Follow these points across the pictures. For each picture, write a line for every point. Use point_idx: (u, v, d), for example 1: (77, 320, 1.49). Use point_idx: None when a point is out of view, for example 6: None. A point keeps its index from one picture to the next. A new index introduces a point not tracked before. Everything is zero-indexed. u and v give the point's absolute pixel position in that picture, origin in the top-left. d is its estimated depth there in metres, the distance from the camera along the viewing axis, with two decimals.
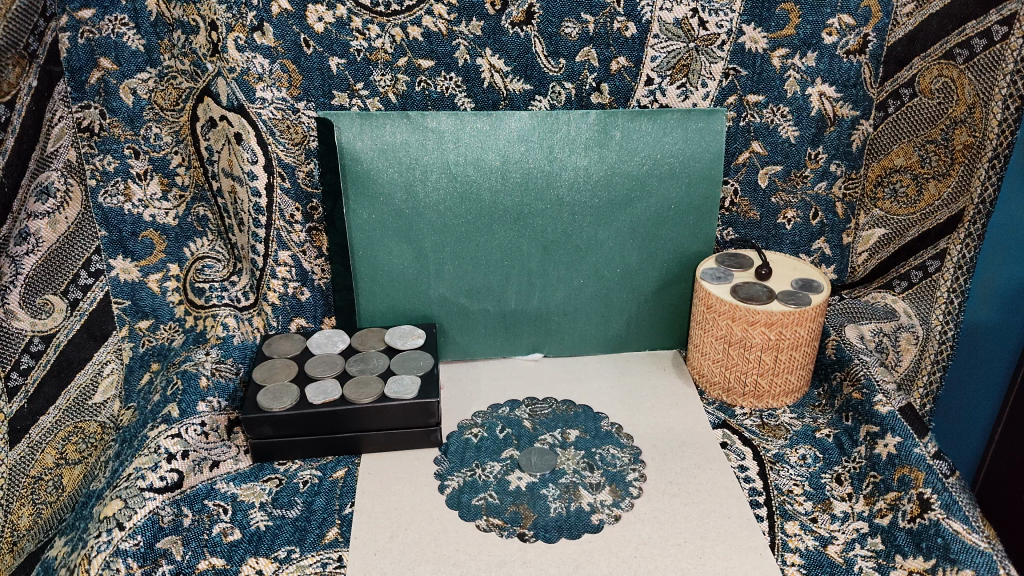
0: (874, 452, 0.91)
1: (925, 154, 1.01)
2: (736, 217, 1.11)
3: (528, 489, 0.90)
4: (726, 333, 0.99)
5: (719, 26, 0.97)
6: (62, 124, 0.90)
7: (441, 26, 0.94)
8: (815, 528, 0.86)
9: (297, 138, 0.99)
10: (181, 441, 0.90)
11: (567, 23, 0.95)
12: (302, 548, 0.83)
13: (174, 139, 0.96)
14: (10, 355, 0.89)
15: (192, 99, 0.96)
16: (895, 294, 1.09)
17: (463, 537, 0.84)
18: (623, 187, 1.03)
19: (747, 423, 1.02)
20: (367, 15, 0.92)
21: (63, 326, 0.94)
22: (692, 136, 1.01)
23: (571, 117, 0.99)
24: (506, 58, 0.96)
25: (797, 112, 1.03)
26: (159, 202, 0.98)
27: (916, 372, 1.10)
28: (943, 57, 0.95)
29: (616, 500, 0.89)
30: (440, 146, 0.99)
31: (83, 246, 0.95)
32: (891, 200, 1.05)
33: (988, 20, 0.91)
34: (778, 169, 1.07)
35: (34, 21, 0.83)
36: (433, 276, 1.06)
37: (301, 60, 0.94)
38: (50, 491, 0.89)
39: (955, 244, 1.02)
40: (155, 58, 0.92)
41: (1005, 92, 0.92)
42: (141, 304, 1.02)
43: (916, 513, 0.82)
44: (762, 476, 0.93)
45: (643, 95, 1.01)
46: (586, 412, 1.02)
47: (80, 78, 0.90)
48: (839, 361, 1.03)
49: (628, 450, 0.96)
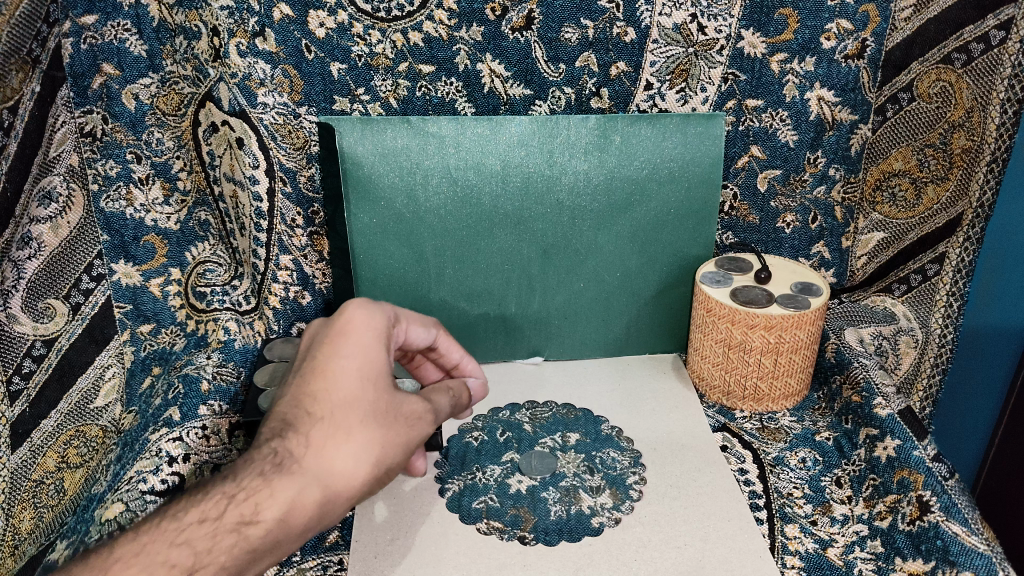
0: (874, 456, 0.91)
1: (925, 158, 1.01)
2: (736, 221, 1.11)
3: (529, 493, 0.90)
4: (726, 337, 0.99)
5: (718, 31, 0.98)
6: (64, 129, 0.90)
7: (441, 32, 0.94)
8: (815, 530, 0.87)
9: (297, 143, 1.00)
10: (183, 445, 0.90)
11: (567, 28, 0.95)
12: (303, 551, 0.85)
13: (176, 143, 0.97)
14: (11, 360, 0.90)
15: (194, 104, 0.97)
16: (895, 298, 1.09)
17: (463, 540, 0.85)
18: (623, 191, 1.03)
19: (747, 426, 1.02)
20: (367, 21, 0.93)
21: (65, 330, 0.94)
22: (692, 141, 1.02)
23: (571, 121, 0.99)
24: (506, 64, 0.97)
25: (796, 116, 1.03)
26: (160, 206, 0.99)
27: (916, 375, 1.10)
28: (942, 61, 0.95)
29: (616, 503, 0.89)
30: (440, 150, 0.99)
31: (84, 250, 0.95)
32: (891, 204, 1.05)
33: (986, 25, 0.91)
34: (777, 173, 1.07)
35: (38, 27, 0.84)
36: (432, 280, 1.07)
37: (302, 65, 0.95)
38: (52, 495, 0.90)
39: (955, 247, 1.02)
40: (158, 64, 0.92)
41: (1003, 96, 0.92)
42: (143, 308, 1.02)
43: (915, 515, 0.82)
44: (761, 479, 0.94)
45: (643, 100, 1.02)
46: (586, 415, 1.02)
47: (82, 84, 0.90)
48: (838, 365, 1.03)
49: (628, 453, 0.96)
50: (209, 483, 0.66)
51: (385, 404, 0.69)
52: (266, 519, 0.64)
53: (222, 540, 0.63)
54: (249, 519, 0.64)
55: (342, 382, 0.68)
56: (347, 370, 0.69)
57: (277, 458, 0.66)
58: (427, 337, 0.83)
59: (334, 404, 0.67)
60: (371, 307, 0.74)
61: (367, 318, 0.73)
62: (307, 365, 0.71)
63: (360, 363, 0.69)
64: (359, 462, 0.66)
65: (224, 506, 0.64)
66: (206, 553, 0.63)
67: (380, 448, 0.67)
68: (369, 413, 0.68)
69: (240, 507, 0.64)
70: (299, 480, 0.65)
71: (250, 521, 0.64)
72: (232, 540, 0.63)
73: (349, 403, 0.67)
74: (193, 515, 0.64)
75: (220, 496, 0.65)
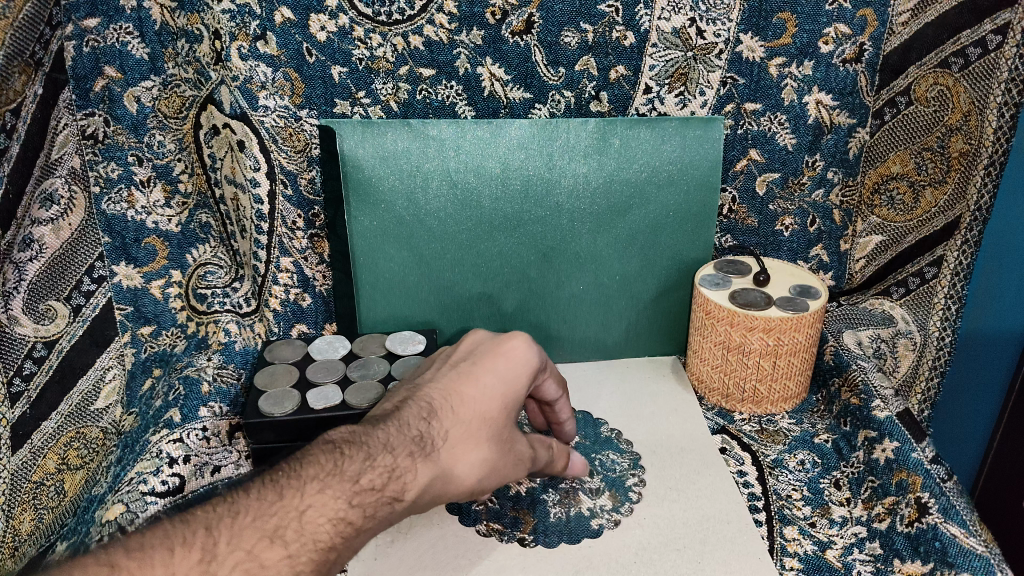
0: (872, 458, 0.92)
1: (922, 162, 1.01)
2: (735, 224, 1.12)
3: (529, 495, 0.91)
4: (726, 339, 1.00)
5: (717, 35, 0.98)
6: (67, 132, 0.90)
7: (441, 36, 0.95)
8: (814, 532, 0.87)
9: (298, 146, 1.00)
10: (183, 445, 0.91)
11: (567, 32, 0.96)
12: None
13: (177, 146, 0.98)
14: (12, 361, 0.88)
15: (195, 107, 0.97)
16: (894, 300, 1.10)
17: (463, 542, 0.85)
18: (622, 194, 1.04)
19: (746, 428, 1.02)
20: (368, 25, 0.93)
21: (67, 332, 0.94)
22: (691, 144, 1.02)
23: (570, 125, 1.00)
24: (506, 67, 0.98)
25: (795, 120, 1.03)
26: (161, 209, 1.00)
27: (914, 378, 1.11)
28: (939, 65, 0.96)
29: (616, 505, 0.89)
30: (441, 153, 0.99)
31: (86, 252, 0.96)
32: (889, 207, 1.06)
33: (983, 29, 0.92)
34: (776, 176, 1.07)
35: (41, 30, 0.84)
36: (433, 282, 1.07)
37: (303, 68, 0.95)
38: (52, 497, 0.90)
39: (952, 250, 1.03)
40: (161, 66, 0.93)
41: (1000, 100, 0.93)
42: (143, 309, 1.03)
43: (913, 517, 0.83)
44: (761, 480, 0.94)
45: (643, 103, 1.02)
46: (585, 417, 1.03)
47: (84, 86, 0.90)
48: (836, 367, 1.04)
49: (628, 455, 0.97)
50: (360, 442, 0.65)
51: (507, 433, 0.74)
52: (402, 502, 0.64)
53: (372, 512, 0.61)
54: (392, 498, 0.63)
55: (488, 398, 0.73)
56: (496, 387, 0.73)
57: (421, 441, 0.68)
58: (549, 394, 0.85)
59: (475, 412, 0.71)
60: (536, 346, 0.78)
61: (526, 353, 0.77)
62: (460, 366, 0.76)
63: (507, 385, 0.74)
64: (475, 471, 0.70)
65: (379, 480, 0.63)
66: (360, 521, 0.60)
67: (489, 468, 0.71)
68: (495, 433, 0.72)
69: (388, 484, 0.63)
70: (435, 472, 0.67)
71: (392, 502, 0.63)
72: (380, 513, 0.62)
73: (486, 418, 0.72)
74: (351, 477, 0.62)
75: (376, 468, 0.63)
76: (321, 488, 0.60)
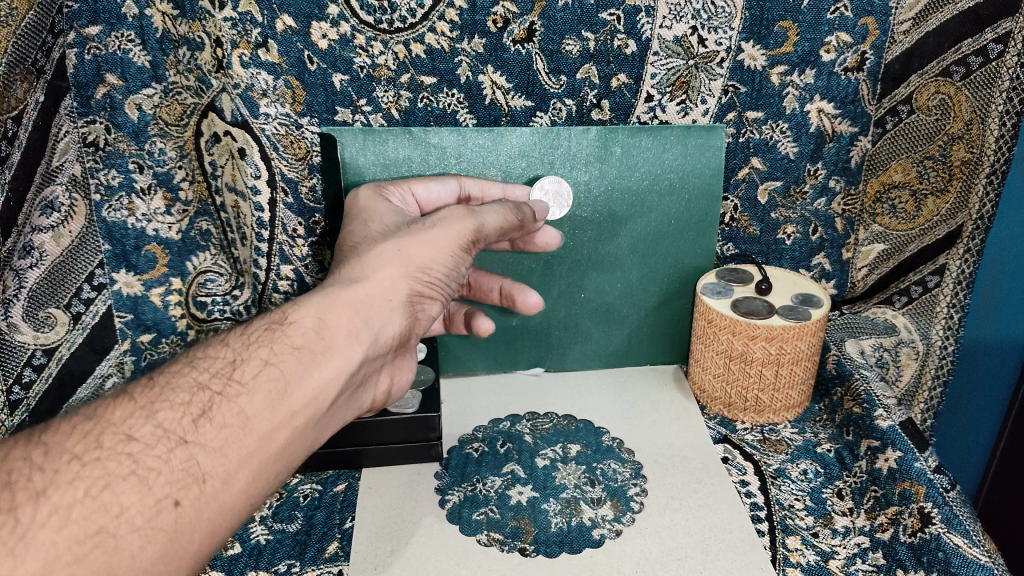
0: (875, 468, 0.91)
1: (925, 171, 1.01)
2: (736, 233, 1.11)
3: (529, 505, 0.90)
4: (727, 347, 0.99)
5: (718, 43, 0.97)
6: (67, 139, 0.91)
7: (443, 43, 0.94)
8: (816, 543, 0.86)
9: (299, 153, 1.00)
10: None
11: (567, 41, 0.95)
12: (303, 562, 0.84)
13: (178, 154, 0.96)
14: (12, 369, 0.96)
15: (196, 115, 0.96)
16: (896, 310, 1.10)
17: (464, 552, 0.84)
18: (624, 202, 1.04)
19: (748, 437, 1.02)
20: (370, 32, 0.93)
21: (65, 340, 0.98)
22: (692, 153, 1.02)
23: (571, 134, 1.00)
24: (507, 75, 0.97)
25: (796, 128, 1.02)
26: (162, 216, 0.99)
27: (917, 388, 1.12)
28: (940, 74, 0.96)
29: (617, 515, 0.89)
30: (442, 162, 0.99)
31: (86, 260, 0.97)
32: (891, 216, 1.06)
33: (984, 38, 0.92)
34: (777, 184, 1.06)
35: (43, 37, 0.85)
36: None
37: (304, 76, 0.95)
38: None
39: (955, 259, 1.04)
40: (161, 74, 0.92)
41: (1002, 109, 0.94)
42: (143, 317, 1.03)
43: (916, 527, 0.82)
44: (763, 491, 0.93)
45: (643, 111, 1.02)
46: (586, 427, 1.02)
47: (86, 94, 0.90)
48: (839, 376, 1.04)
49: (629, 465, 0.96)
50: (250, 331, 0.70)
51: (389, 253, 0.75)
52: (293, 329, 0.67)
53: (258, 353, 0.65)
54: (279, 328, 0.67)
55: (366, 248, 0.76)
56: (364, 246, 0.77)
57: (299, 300, 0.71)
58: (452, 198, 0.97)
59: (353, 256, 0.76)
60: (375, 235, 0.80)
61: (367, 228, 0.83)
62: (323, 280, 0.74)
63: (362, 242, 0.79)
64: (381, 270, 0.73)
65: (262, 331, 0.67)
66: (240, 358, 0.65)
67: (398, 256, 0.75)
68: (382, 247, 0.76)
69: (272, 328, 0.67)
70: (331, 287, 0.71)
71: (281, 326, 0.67)
72: None
73: (367, 253, 0.75)
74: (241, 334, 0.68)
75: (258, 327, 0.68)
76: (188, 365, 0.64)
